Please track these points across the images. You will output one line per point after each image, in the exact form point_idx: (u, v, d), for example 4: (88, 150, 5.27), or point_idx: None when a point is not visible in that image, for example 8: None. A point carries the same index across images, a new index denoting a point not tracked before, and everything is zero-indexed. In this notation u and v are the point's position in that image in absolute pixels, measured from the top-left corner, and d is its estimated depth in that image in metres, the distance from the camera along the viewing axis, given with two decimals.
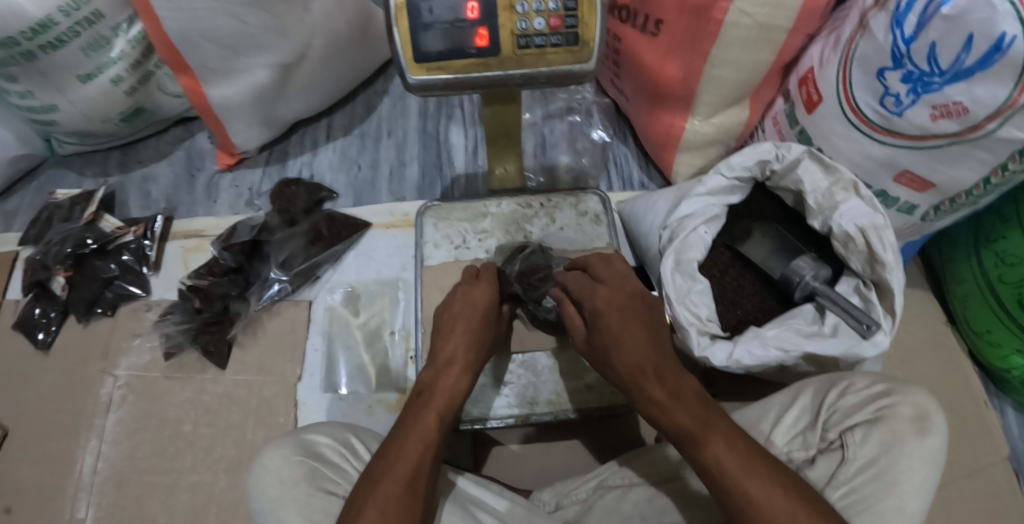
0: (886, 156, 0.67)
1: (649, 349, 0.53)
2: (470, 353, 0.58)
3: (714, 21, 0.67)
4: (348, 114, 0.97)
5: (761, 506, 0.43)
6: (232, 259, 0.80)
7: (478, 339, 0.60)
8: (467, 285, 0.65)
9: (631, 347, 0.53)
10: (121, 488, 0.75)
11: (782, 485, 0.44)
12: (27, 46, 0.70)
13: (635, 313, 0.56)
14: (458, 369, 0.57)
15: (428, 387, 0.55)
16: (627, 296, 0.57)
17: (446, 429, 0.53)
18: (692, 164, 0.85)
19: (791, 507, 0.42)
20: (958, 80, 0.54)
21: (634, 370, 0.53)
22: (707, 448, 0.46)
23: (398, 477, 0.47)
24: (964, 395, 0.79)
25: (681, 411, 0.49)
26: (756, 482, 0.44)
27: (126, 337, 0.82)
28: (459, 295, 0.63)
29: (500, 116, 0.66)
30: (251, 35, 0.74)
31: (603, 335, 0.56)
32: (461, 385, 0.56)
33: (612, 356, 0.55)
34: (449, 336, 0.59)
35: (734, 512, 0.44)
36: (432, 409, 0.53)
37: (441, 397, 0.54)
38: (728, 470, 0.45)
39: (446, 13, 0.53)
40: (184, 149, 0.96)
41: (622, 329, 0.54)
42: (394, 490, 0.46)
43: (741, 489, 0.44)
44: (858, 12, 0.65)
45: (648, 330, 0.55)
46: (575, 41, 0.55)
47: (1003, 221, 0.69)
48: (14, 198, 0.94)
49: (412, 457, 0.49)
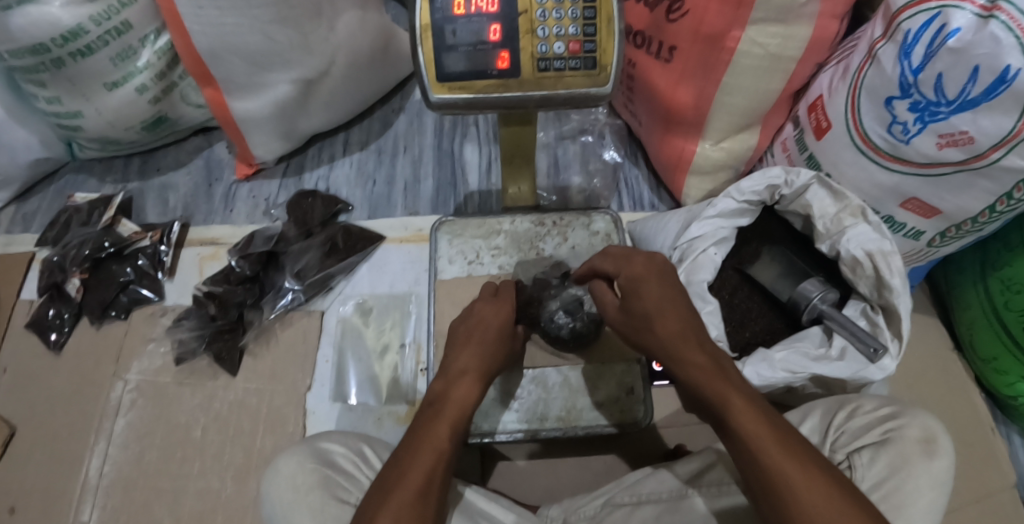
0: (894, 183, 0.68)
1: (687, 318, 0.54)
2: (482, 363, 0.59)
3: (727, 50, 0.69)
4: (365, 129, 0.99)
5: (797, 483, 0.43)
6: (249, 268, 0.82)
7: (492, 351, 0.61)
8: (487, 302, 0.65)
9: (669, 312, 0.54)
10: (128, 492, 0.75)
11: (820, 469, 0.44)
12: (57, 53, 0.73)
13: (671, 286, 0.56)
14: (471, 375, 0.58)
15: (440, 397, 0.56)
16: (661, 266, 0.58)
17: (457, 439, 0.54)
18: (701, 188, 0.86)
19: (825, 488, 0.42)
20: (964, 110, 0.57)
21: (674, 333, 0.53)
22: (742, 421, 0.46)
23: (412, 486, 0.48)
24: (971, 420, 0.79)
25: (718, 381, 0.49)
26: (795, 465, 0.43)
27: (140, 341, 0.83)
28: (476, 311, 0.64)
29: (517, 136, 0.68)
30: (278, 51, 0.77)
31: (641, 306, 0.55)
32: (475, 393, 0.57)
33: (652, 322, 0.54)
34: (466, 346, 0.60)
35: (769, 492, 0.44)
36: (444, 421, 0.53)
37: (453, 408, 0.54)
38: (765, 446, 0.45)
39: (469, 36, 0.55)
40: (202, 159, 0.98)
41: (657, 302, 0.55)
42: (409, 497, 0.47)
43: (781, 469, 0.43)
44: (866, 43, 0.67)
45: (686, 304, 0.55)
46: (593, 65, 0.57)
47: (1009, 249, 0.70)
48: (33, 200, 0.96)
49: (427, 464, 0.49)
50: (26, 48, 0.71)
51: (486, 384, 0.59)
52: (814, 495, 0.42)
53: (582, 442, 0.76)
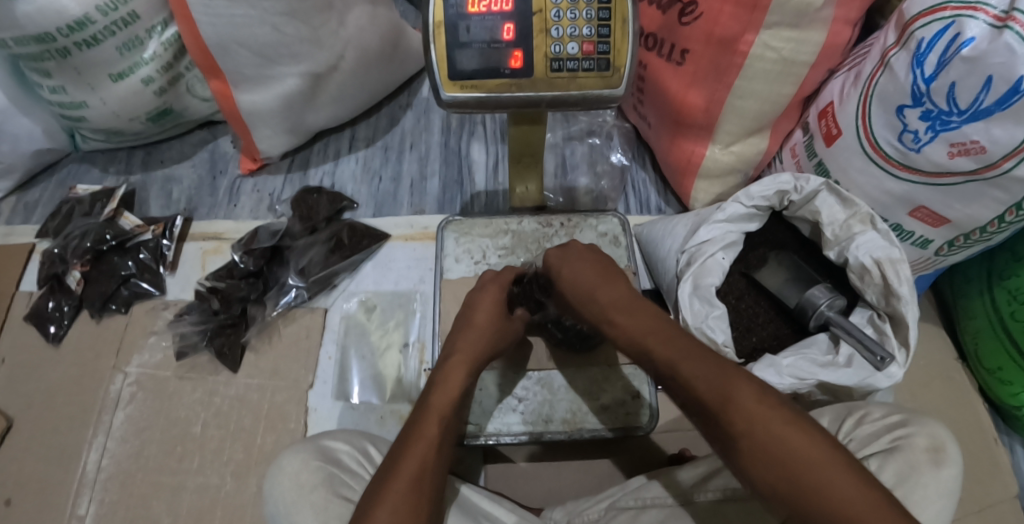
0: (903, 192, 0.68)
1: (624, 290, 0.57)
2: (471, 344, 0.59)
3: (739, 54, 0.69)
4: (372, 126, 0.99)
5: (744, 410, 0.44)
6: (253, 263, 0.82)
7: (483, 333, 0.60)
8: (479, 288, 0.65)
9: (606, 287, 0.57)
10: (126, 487, 0.74)
11: (765, 397, 0.45)
12: (62, 42, 0.72)
13: (595, 268, 0.60)
14: (461, 358, 0.58)
15: (431, 386, 0.56)
16: (597, 259, 0.61)
17: (449, 428, 0.53)
18: (710, 192, 0.86)
19: (770, 412, 0.44)
20: (977, 120, 0.57)
21: (613, 304, 0.56)
22: (682, 368, 0.48)
23: (404, 476, 0.47)
24: (975, 428, 0.79)
25: (660, 336, 0.51)
26: (739, 394, 0.45)
27: (141, 334, 0.82)
28: (469, 301, 0.64)
29: (526, 136, 0.68)
30: (287, 44, 0.76)
31: (580, 281, 0.59)
32: (462, 377, 0.57)
33: (592, 298, 0.58)
34: (462, 333, 0.61)
35: (722, 428, 0.45)
36: (434, 409, 0.53)
37: (441, 395, 0.54)
38: (704, 385, 0.46)
39: (483, 34, 0.55)
40: (207, 152, 0.97)
41: (587, 278, 0.59)
42: (401, 487, 0.46)
43: (737, 407, 0.44)
44: (878, 50, 0.67)
45: (619, 280, 0.59)
46: (606, 66, 0.57)
47: (1016, 258, 0.70)
48: (35, 190, 0.95)
49: (419, 454, 0.49)
50: (31, 36, 0.70)
51: (477, 369, 0.59)
52: (763, 422, 0.43)
53: (585, 444, 0.76)
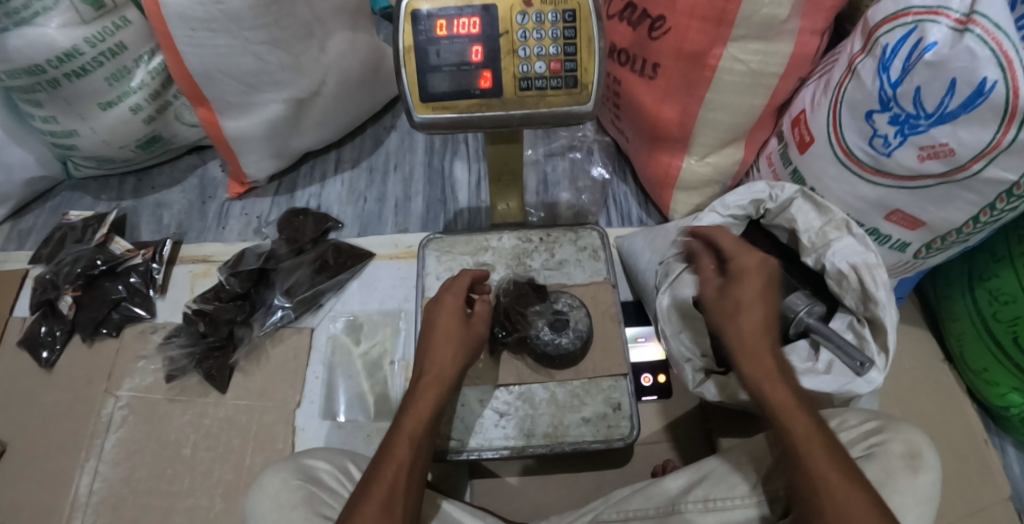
0: (878, 196, 0.69)
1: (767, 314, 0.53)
2: (445, 362, 0.58)
3: (709, 67, 0.70)
4: (358, 147, 1.00)
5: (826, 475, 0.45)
6: (239, 285, 0.83)
7: (458, 352, 0.59)
8: (437, 299, 0.64)
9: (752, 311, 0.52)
10: (117, 510, 0.75)
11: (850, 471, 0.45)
12: (52, 74, 0.74)
13: (767, 298, 0.53)
14: (432, 378, 0.57)
15: (402, 408, 0.56)
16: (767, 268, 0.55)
17: (422, 453, 0.54)
18: (688, 203, 0.87)
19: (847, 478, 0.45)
20: (944, 123, 0.58)
21: (751, 353, 0.51)
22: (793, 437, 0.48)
23: (375, 501, 0.48)
24: (963, 431, 0.78)
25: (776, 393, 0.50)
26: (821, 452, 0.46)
27: (131, 359, 0.83)
28: (427, 314, 0.63)
29: (503, 155, 0.69)
30: (269, 72, 0.78)
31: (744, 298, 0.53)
32: (433, 399, 0.56)
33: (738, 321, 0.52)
34: (431, 348, 0.59)
35: (804, 480, 0.46)
36: (404, 432, 0.54)
37: (412, 419, 0.55)
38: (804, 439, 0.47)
39: (453, 57, 0.56)
40: (197, 177, 0.99)
41: (765, 326, 0.52)
42: (371, 512, 0.47)
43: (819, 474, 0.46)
44: (846, 57, 0.68)
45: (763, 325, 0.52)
46: (574, 83, 0.57)
47: (995, 259, 0.71)
48: (28, 218, 0.96)
49: (388, 478, 0.50)
50: (23, 69, 0.73)
51: (451, 389, 0.58)
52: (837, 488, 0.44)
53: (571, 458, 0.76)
